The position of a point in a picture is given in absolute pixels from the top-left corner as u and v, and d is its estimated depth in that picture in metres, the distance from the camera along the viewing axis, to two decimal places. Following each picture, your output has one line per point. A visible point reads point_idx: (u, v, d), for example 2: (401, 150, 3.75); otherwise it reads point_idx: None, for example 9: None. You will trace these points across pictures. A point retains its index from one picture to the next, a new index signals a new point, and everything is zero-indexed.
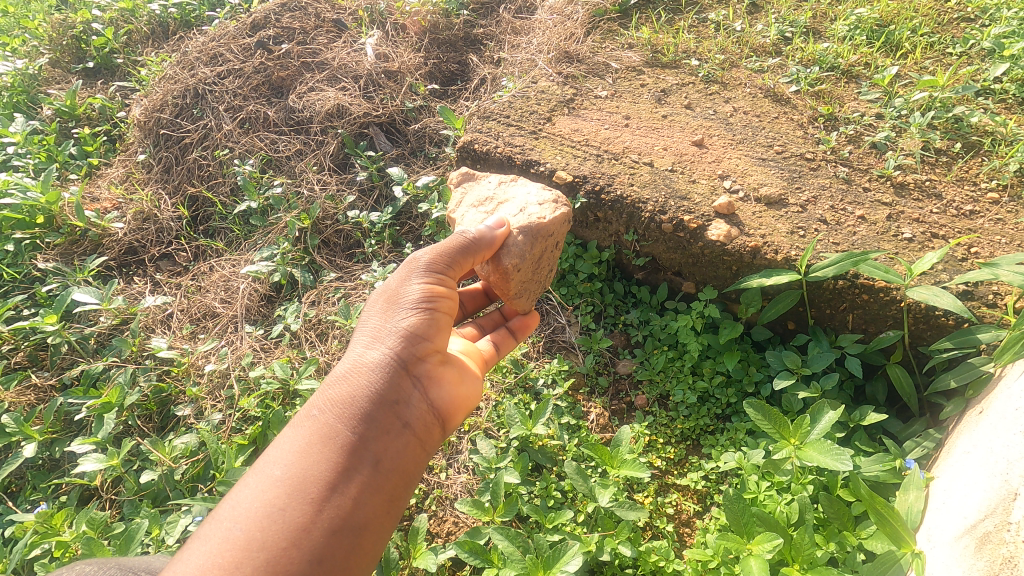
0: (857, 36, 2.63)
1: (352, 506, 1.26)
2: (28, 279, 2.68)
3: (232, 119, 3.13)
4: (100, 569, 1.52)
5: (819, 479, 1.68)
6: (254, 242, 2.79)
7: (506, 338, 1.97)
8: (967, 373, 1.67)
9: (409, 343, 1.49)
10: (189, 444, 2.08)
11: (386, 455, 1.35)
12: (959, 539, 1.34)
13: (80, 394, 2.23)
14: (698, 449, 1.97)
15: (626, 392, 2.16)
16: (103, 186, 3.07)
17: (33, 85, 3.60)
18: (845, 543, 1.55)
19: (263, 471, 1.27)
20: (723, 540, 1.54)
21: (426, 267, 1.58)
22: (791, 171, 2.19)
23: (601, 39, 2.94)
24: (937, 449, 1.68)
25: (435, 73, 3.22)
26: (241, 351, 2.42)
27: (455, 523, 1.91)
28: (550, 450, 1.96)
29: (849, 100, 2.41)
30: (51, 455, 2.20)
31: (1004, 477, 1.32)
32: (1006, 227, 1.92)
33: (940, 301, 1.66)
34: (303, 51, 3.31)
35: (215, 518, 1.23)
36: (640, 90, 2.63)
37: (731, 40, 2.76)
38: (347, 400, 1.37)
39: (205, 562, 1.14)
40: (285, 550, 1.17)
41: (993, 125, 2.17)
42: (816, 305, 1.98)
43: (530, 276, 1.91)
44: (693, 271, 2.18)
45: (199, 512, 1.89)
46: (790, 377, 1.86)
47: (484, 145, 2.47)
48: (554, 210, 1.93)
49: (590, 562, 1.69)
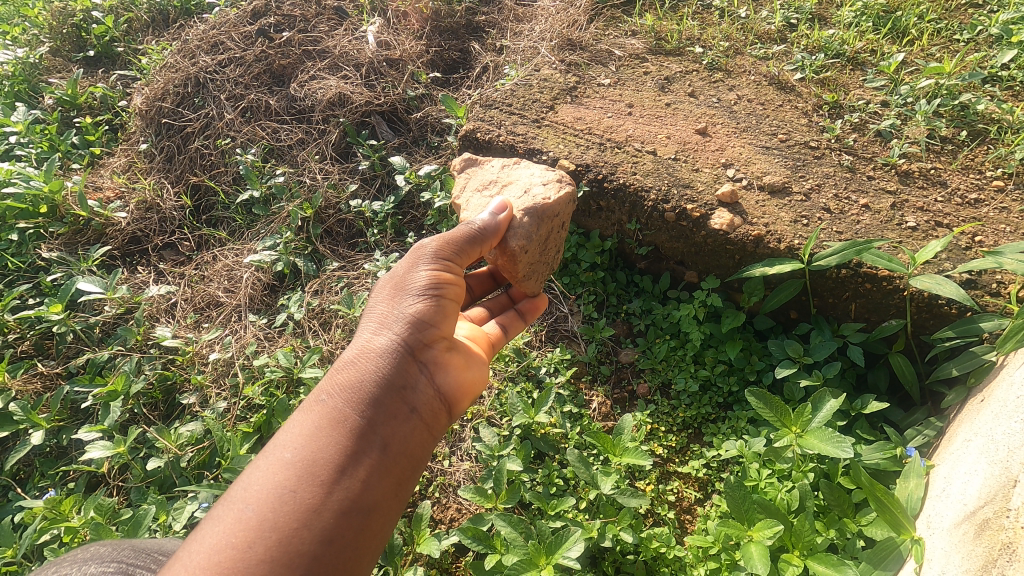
0: (863, 23, 2.60)
1: (361, 487, 1.27)
2: (32, 268, 2.71)
3: (233, 108, 3.12)
4: (114, 552, 1.56)
5: (820, 467, 1.69)
6: (257, 231, 2.79)
7: (516, 321, 1.98)
8: (969, 362, 1.68)
9: (416, 329, 1.49)
10: (195, 432, 2.10)
11: (394, 439, 1.36)
12: (959, 526, 1.35)
13: (86, 382, 2.28)
14: (699, 437, 1.98)
15: (628, 381, 2.16)
16: (106, 175, 3.07)
17: (34, 74, 3.59)
18: (844, 530, 1.57)
19: (273, 454, 1.28)
20: (724, 527, 1.57)
21: (433, 254, 1.60)
22: (795, 159, 2.18)
23: (604, 27, 2.92)
24: (937, 437, 1.68)
25: (437, 60, 3.19)
26: (246, 340, 2.42)
27: (458, 510, 1.93)
28: (552, 438, 1.97)
29: (854, 88, 2.39)
30: (59, 443, 2.23)
31: (1005, 464, 1.32)
32: (1012, 216, 1.91)
33: (943, 289, 1.66)
34: (303, 39, 3.29)
35: (227, 499, 1.24)
36: (644, 78, 2.61)
37: (735, 27, 2.74)
38: (355, 384, 1.37)
39: (218, 541, 1.16)
40: (296, 531, 1.18)
41: (999, 113, 2.15)
42: (820, 294, 1.98)
43: (538, 258, 1.92)
44: (696, 260, 2.18)
45: (205, 499, 1.92)
46: (792, 365, 1.86)
47: (486, 134, 2.47)
48: (558, 189, 1.95)
49: (592, 549, 1.71)
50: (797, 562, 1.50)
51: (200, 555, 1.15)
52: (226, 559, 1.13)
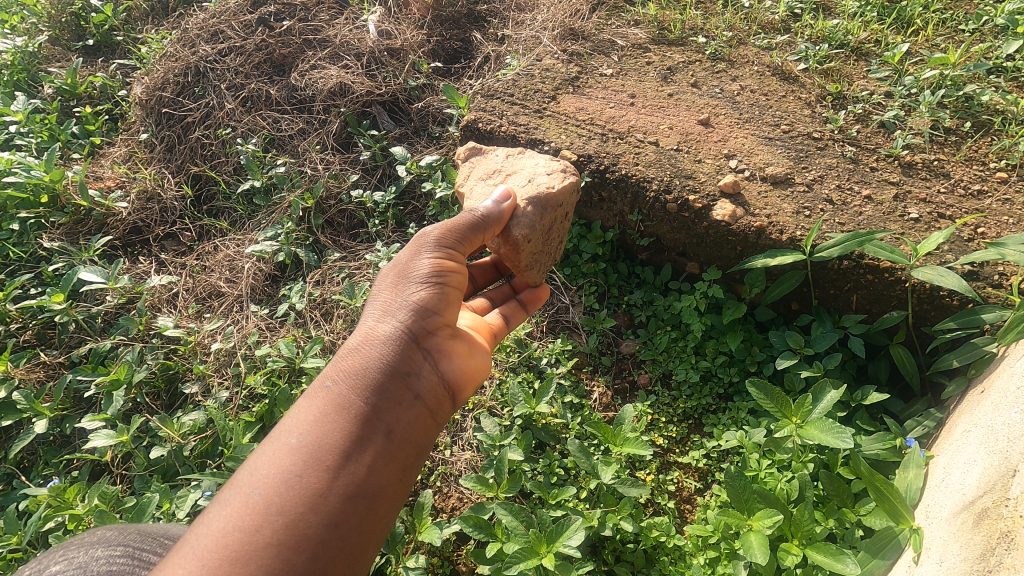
0: (868, 13, 2.58)
1: (366, 473, 1.28)
2: (34, 258, 2.73)
3: (234, 98, 3.10)
4: (120, 536, 1.57)
5: (820, 457, 1.69)
6: (258, 221, 2.78)
7: (517, 312, 1.98)
8: (971, 353, 1.68)
9: (420, 316, 1.50)
10: (197, 421, 2.11)
11: (398, 425, 1.36)
12: (957, 515, 1.35)
13: (89, 371, 2.29)
14: (699, 428, 1.98)
15: (629, 372, 2.16)
16: (106, 165, 3.06)
17: (33, 62, 3.57)
18: (844, 519, 1.59)
19: (278, 439, 1.29)
20: (723, 516, 1.59)
21: (436, 241, 1.59)
22: (797, 151, 2.17)
23: (607, 16, 2.90)
24: (937, 427, 1.69)
25: (438, 50, 3.16)
26: (247, 330, 2.43)
27: (460, 499, 1.95)
28: (553, 428, 1.98)
29: (858, 78, 2.38)
30: (62, 432, 2.24)
31: (1005, 453, 1.33)
32: (1015, 207, 1.90)
33: (945, 281, 1.67)
34: (304, 28, 3.26)
35: (233, 483, 1.25)
36: (646, 68, 2.59)
37: (739, 17, 2.71)
38: (359, 371, 1.38)
39: (226, 525, 1.17)
40: (303, 515, 1.19)
41: (1004, 104, 2.13)
42: (821, 285, 1.97)
43: (541, 248, 1.92)
44: (697, 252, 2.17)
45: (208, 487, 1.94)
46: (793, 357, 1.87)
47: (488, 124, 2.45)
48: (562, 179, 1.95)
49: (592, 537, 1.72)
50: (796, 551, 1.52)
51: (208, 537, 1.16)
52: (234, 542, 1.14)
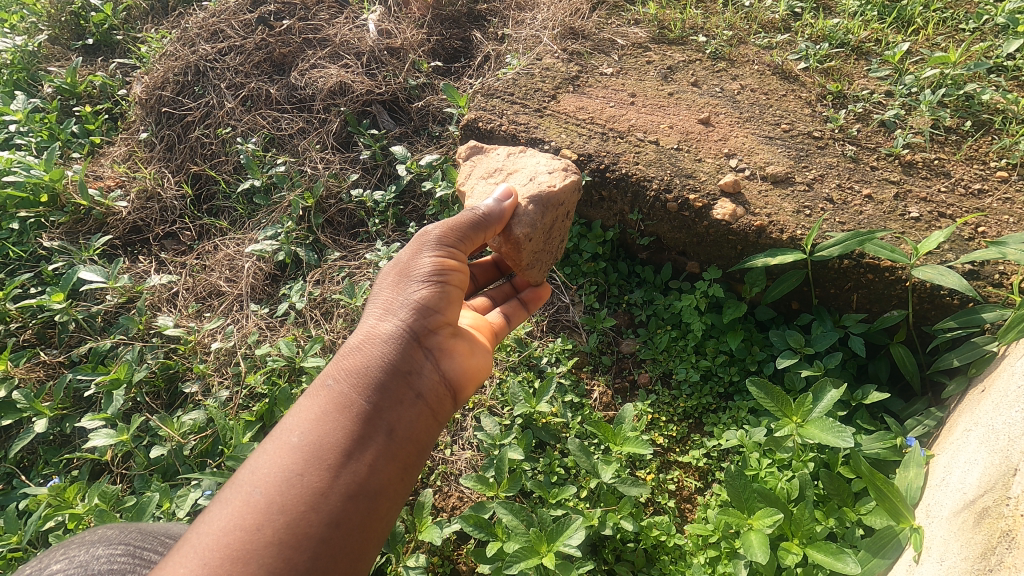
0: (869, 12, 2.57)
1: (367, 472, 1.28)
2: (33, 257, 2.73)
3: (233, 97, 3.10)
4: (121, 535, 1.57)
5: (820, 456, 1.69)
6: (258, 221, 2.78)
7: (518, 311, 1.98)
8: (971, 352, 1.68)
9: (421, 315, 1.50)
10: (197, 421, 2.10)
11: (399, 424, 1.36)
12: (958, 514, 1.35)
13: (88, 371, 2.29)
14: (699, 427, 1.98)
15: (629, 371, 2.16)
16: (106, 165, 3.06)
17: (33, 62, 3.56)
18: (844, 519, 1.59)
19: (279, 438, 1.29)
20: (724, 515, 1.59)
21: (437, 240, 1.59)
22: (798, 150, 2.17)
23: (607, 15, 2.90)
24: (937, 427, 1.69)
25: (438, 49, 3.16)
26: (247, 329, 2.43)
27: (460, 498, 1.95)
28: (553, 427, 1.98)
29: (859, 77, 2.38)
30: (62, 431, 2.24)
31: (1005, 452, 1.33)
32: (1015, 207, 1.90)
33: (945, 280, 1.67)
34: (303, 27, 3.26)
35: (234, 482, 1.25)
36: (646, 67, 2.59)
37: (739, 16, 2.71)
38: (360, 370, 1.38)
39: (227, 524, 1.17)
40: (304, 514, 1.19)
41: (1004, 103, 2.13)
42: (822, 285, 1.97)
43: (542, 247, 1.92)
44: (698, 251, 2.17)
45: (208, 486, 1.94)
46: (794, 356, 1.87)
47: (488, 123, 2.45)
48: (563, 178, 1.95)
49: (592, 537, 1.72)
50: (797, 551, 1.52)
51: (209, 536, 1.16)
52: (234, 541, 1.14)
